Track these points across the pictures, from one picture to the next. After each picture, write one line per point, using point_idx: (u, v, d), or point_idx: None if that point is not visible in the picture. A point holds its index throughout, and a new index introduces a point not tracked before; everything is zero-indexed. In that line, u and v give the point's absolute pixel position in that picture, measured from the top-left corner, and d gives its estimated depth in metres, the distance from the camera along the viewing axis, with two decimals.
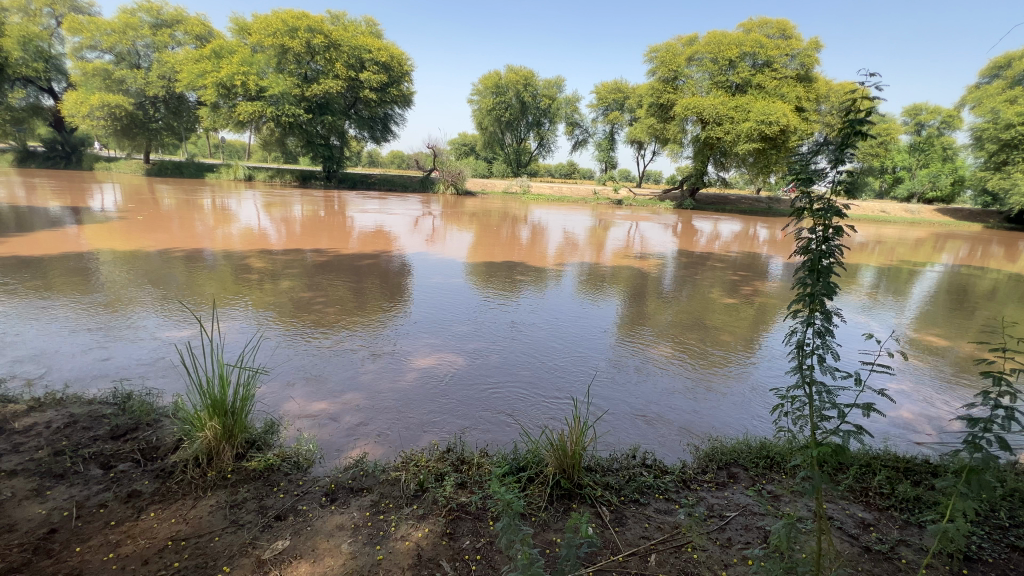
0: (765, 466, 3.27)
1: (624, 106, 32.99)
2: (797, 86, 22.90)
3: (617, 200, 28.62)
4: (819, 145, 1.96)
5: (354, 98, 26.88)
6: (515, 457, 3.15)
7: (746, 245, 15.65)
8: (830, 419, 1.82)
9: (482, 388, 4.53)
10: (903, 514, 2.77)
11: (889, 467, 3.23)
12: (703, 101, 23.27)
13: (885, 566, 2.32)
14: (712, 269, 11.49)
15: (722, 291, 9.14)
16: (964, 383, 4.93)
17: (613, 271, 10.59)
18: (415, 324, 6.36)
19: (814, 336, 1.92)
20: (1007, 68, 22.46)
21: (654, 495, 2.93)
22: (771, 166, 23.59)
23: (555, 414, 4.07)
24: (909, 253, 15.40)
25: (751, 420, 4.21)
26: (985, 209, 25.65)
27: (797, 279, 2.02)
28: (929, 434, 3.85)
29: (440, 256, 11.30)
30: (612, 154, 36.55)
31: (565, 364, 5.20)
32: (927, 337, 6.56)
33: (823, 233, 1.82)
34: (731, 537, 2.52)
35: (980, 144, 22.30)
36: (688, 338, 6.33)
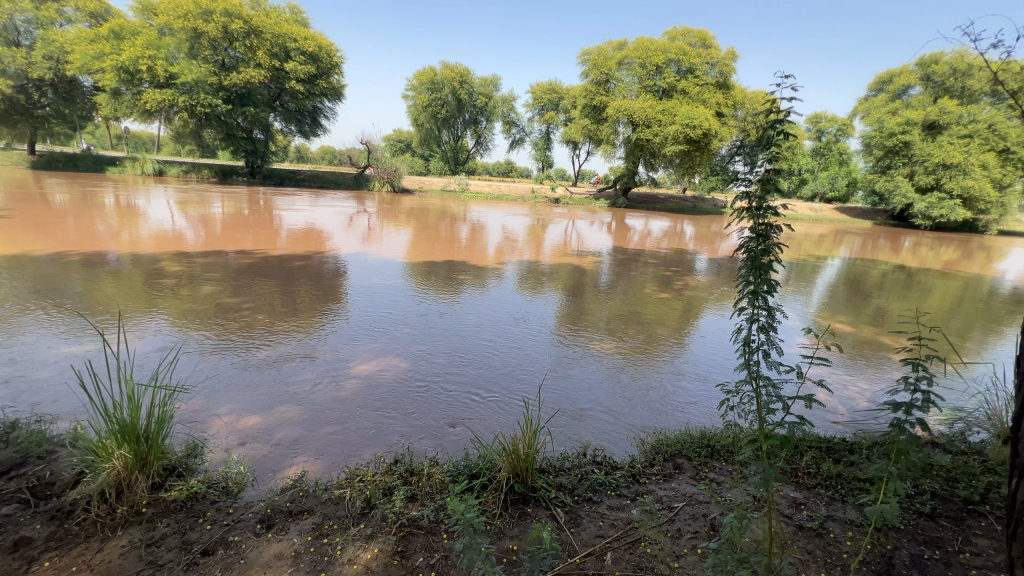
0: (707, 454, 3.42)
1: (559, 107, 33.63)
2: (716, 93, 24.45)
3: (555, 199, 29.07)
4: (739, 148, 2.03)
5: (278, 89, 25.24)
6: (465, 464, 3.05)
7: (676, 242, 16.47)
8: (776, 413, 1.88)
9: (429, 394, 4.36)
10: (829, 491, 2.98)
11: (815, 447, 3.49)
12: (633, 103, 24.22)
13: (816, 542, 2.47)
14: (646, 265, 11.94)
15: (655, 286, 9.56)
16: (868, 365, 5.48)
17: (553, 269, 10.73)
18: (355, 327, 6.07)
19: (758, 332, 1.97)
20: (889, 83, 25.93)
21: (606, 492, 2.96)
22: (696, 167, 25.03)
23: (506, 418, 4.00)
24: (815, 248, 16.90)
25: (690, 410, 4.38)
26: (874, 209, 28.79)
27: (738, 275, 2.07)
28: (842, 414, 4.23)
29: (377, 255, 10.88)
30: (549, 153, 37.08)
31: (512, 366, 5.13)
32: (838, 325, 7.18)
33: (760, 231, 1.89)
34: (680, 528, 2.59)
35: (869, 150, 24.80)
36: (628, 332, 6.54)
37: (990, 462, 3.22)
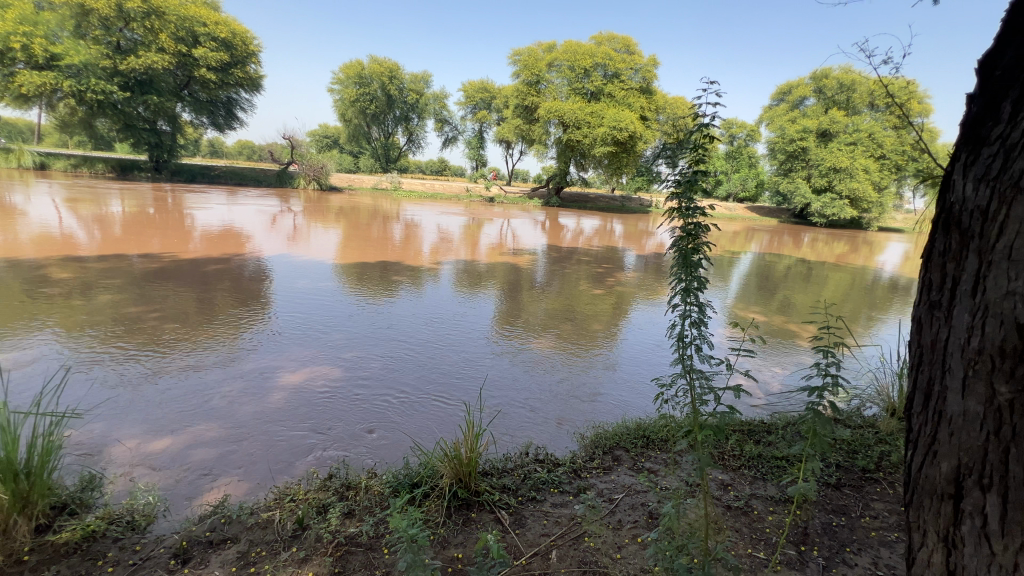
0: (642, 444, 3.56)
1: (491, 106, 33.65)
2: (640, 97, 25.65)
3: (489, 198, 29.05)
4: (662, 151, 2.09)
5: (186, 77, 23.11)
6: (405, 474, 2.95)
7: (607, 240, 17.09)
8: (709, 403, 1.99)
9: (365, 402, 4.17)
10: (752, 471, 3.21)
11: (739, 431, 3.74)
12: (563, 105, 24.81)
13: (743, 520, 2.65)
14: (579, 263, 12.27)
15: (588, 283, 9.85)
16: (779, 351, 6.00)
17: (489, 268, 10.70)
18: (282, 334, 5.69)
19: (690, 327, 2.06)
20: (789, 94, 28.61)
21: (549, 490, 2.99)
22: (623, 168, 26.00)
23: (447, 422, 3.92)
24: (730, 244, 18.22)
25: (626, 402, 4.55)
26: (778, 208, 31.58)
27: (670, 273, 2.15)
28: (760, 398, 4.59)
29: (304, 257, 10.28)
30: (482, 152, 36.99)
31: (451, 369, 5.04)
32: (752, 314, 7.80)
33: (688, 229, 1.96)
34: (621, 519, 2.67)
35: (773, 154, 27.16)
36: (565, 328, 6.68)
37: (881, 433, 3.64)
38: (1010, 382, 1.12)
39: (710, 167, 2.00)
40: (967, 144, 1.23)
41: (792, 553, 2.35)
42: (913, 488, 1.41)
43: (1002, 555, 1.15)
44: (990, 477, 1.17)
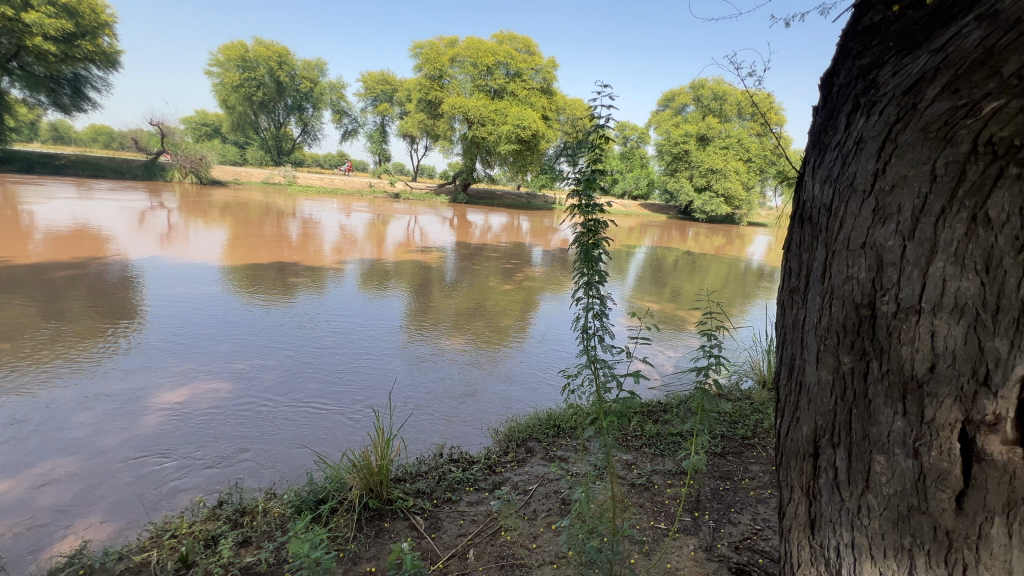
0: (553, 434, 3.69)
1: (393, 99, 32.44)
2: (541, 97, 26.44)
3: (394, 194, 28.09)
4: (562, 150, 2.14)
5: (15, 45, 19.28)
6: (310, 491, 2.75)
7: (514, 236, 17.42)
8: (612, 390, 2.11)
9: (258, 418, 3.79)
10: (651, 448, 3.48)
11: (640, 413, 4.03)
12: (467, 101, 24.76)
13: (645, 495, 2.85)
14: (488, 259, 12.35)
15: (497, 279, 9.97)
16: (670, 337, 6.59)
17: (396, 266, 10.37)
18: (156, 347, 5.00)
19: (593, 318, 2.15)
20: (672, 101, 31.36)
21: (464, 489, 2.97)
22: (527, 166, 26.72)
23: (356, 430, 3.73)
24: (627, 239, 19.57)
25: (538, 394, 4.69)
26: (667, 205, 34.49)
27: (573, 268, 2.22)
28: (657, 379, 5.03)
29: (182, 259, 9.12)
30: (385, 146, 35.59)
31: (359, 374, 4.78)
32: (648, 304, 8.45)
33: (588, 225, 2.05)
34: (536, 509, 2.73)
35: (661, 156, 29.57)
36: (476, 325, 6.71)
37: (755, 403, 4.15)
38: (853, 352, 1.30)
39: (606, 167, 2.09)
40: (816, 147, 1.41)
41: (688, 520, 2.59)
42: (780, 450, 1.60)
43: (847, 500, 1.35)
44: (839, 435, 1.36)
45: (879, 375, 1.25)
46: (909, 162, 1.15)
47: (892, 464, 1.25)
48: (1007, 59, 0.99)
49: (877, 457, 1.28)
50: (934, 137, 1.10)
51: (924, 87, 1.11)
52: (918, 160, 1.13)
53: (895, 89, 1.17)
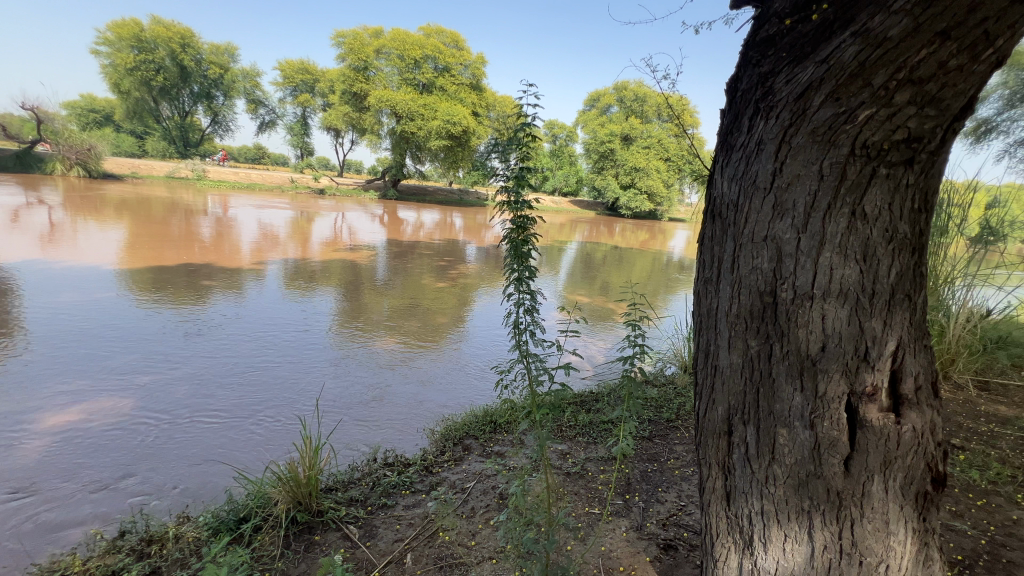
0: (490, 430, 3.70)
1: (314, 90, 30.76)
2: (471, 93, 26.31)
3: (319, 189, 26.66)
4: (492, 146, 2.12)
5: None
6: (229, 510, 2.54)
7: (447, 233, 17.24)
8: (544, 383, 2.15)
9: (154, 438, 3.40)
10: (585, 437, 3.59)
11: (573, 403, 4.14)
12: (394, 95, 24.02)
13: (580, 483, 2.94)
14: (421, 257, 12.09)
15: (431, 277, 9.81)
16: (601, 328, 6.86)
17: (323, 266, 9.88)
18: (38, 363, 4.39)
19: (524, 314, 2.17)
20: (597, 101, 32.55)
21: (400, 493, 2.89)
22: (459, 162, 26.47)
23: (282, 440, 3.51)
24: (558, 234, 20.05)
25: (475, 390, 4.69)
26: (595, 202, 35.74)
27: (504, 264, 2.23)
28: (589, 370, 5.21)
29: (69, 262, 8.07)
30: (307, 139, 33.58)
31: (284, 381, 4.49)
32: (579, 298, 8.71)
33: (517, 223, 2.06)
34: (474, 506, 2.72)
35: (589, 154, 30.55)
36: (410, 324, 6.58)
37: (678, 387, 4.44)
38: (758, 336, 1.41)
39: (534, 164, 2.11)
40: (722, 147, 1.51)
41: (620, 503, 2.71)
42: (699, 431, 1.70)
43: (757, 471, 1.47)
44: (748, 413, 1.48)
45: (781, 355, 1.37)
46: (800, 163, 1.27)
47: (793, 436, 1.38)
48: (877, 72, 1.13)
49: (780, 430, 1.41)
50: (821, 139, 1.23)
51: (812, 94, 1.22)
52: (808, 161, 1.26)
53: (788, 95, 1.27)
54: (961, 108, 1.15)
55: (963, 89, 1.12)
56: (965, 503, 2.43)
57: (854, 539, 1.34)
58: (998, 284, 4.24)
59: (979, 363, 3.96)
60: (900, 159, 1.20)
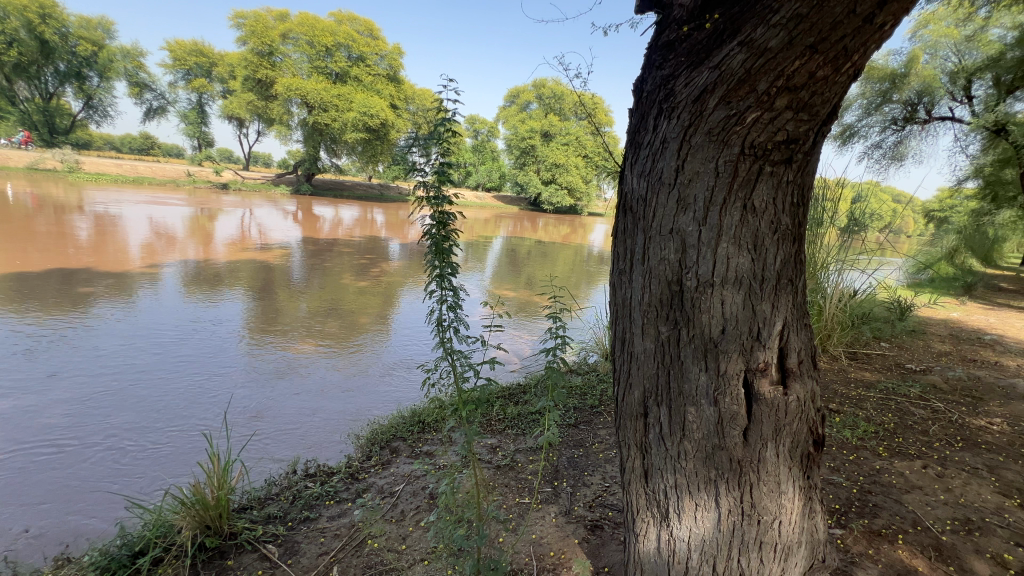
0: (418, 430, 3.64)
1: (211, 74, 27.97)
2: (388, 85, 25.41)
3: (221, 184, 24.34)
4: (411, 139, 2.03)
5: None
6: (120, 545, 2.25)
7: (368, 229, 16.59)
8: (470, 379, 2.15)
9: (10, 476, 2.91)
10: (514, 429, 3.65)
11: (501, 397, 4.19)
12: (304, 83, 22.55)
13: (510, 474, 2.98)
14: (340, 255, 11.52)
15: (352, 276, 9.39)
16: (526, 322, 7.00)
17: (229, 267, 9.08)
18: None
19: (448, 311, 2.15)
20: (518, 98, 33.16)
21: (324, 504, 2.75)
22: (378, 156, 25.48)
23: (183, 462, 3.18)
24: (483, 230, 20.08)
25: (401, 391, 4.58)
26: (518, 197, 36.21)
27: (426, 261, 2.18)
28: (516, 364, 5.31)
29: None
30: (205, 129, 30.50)
31: (185, 396, 4.07)
32: (506, 292, 8.78)
33: (439, 218, 2.02)
34: (403, 510, 2.66)
35: (511, 150, 30.89)
36: (330, 326, 6.27)
37: (600, 374, 4.66)
38: (668, 323, 1.51)
39: (454, 160, 2.06)
40: (632, 145, 1.58)
41: (549, 490, 2.79)
42: (619, 415, 1.78)
43: (671, 448, 1.57)
44: (661, 395, 1.57)
45: (690, 339, 1.47)
46: (699, 160, 1.37)
47: (700, 413, 1.50)
48: (759, 80, 1.24)
49: (689, 408, 1.52)
50: (716, 138, 1.33)
51: (707, 97, 1.32)
52: (706, 159, 1.36)
53: (687, 97, 1.36)
54: (827, 114, 1.31)
55: (829, 97, 1.27)
56: (841, 458, 2.81)
57: (751, 500, 1.50)
58: (862, 267, 4.91)
59: (849, 337, 4.59)
60: (781, 158, 1.33)
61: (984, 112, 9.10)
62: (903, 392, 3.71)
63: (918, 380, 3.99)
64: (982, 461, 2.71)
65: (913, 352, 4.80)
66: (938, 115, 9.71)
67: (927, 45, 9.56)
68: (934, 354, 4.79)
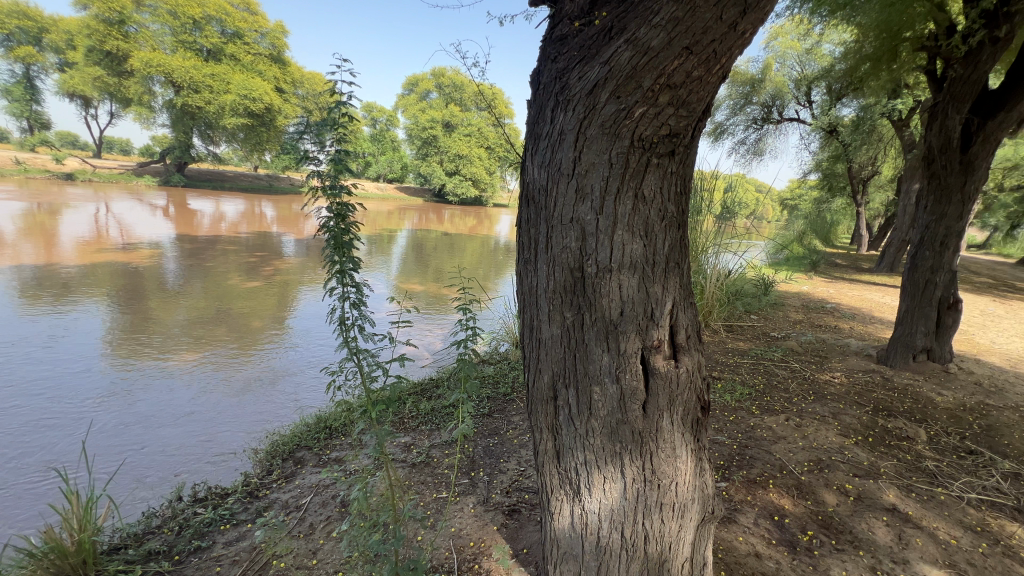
0: (325, 436, 3.43)
1: (42, 42, 23.34)
2: (272, 66, 23.19)
3: (64, 174, 20.56)
4: (303, 126, 1.87)
5: None
6: None
7: (257, 224, 15.13)
8: (378, 379, 2.05)
9: None
10: (427, 425, 3.59)
11: (414, 393, 4.12)
12: (168, 59, 19.79)
13: (426, 471, 2.93)
14: (224, 253, 10.38)
15: (239, 276, 8.53)
16: (437, 315, 6.91)
17: (83, 271, 7.75)
18: None
19: (351, 309, 2.03)
20: (417, 87, 32.31)
21: (219, 529, 2.48)
22: (264, 144, 23.24)
23: (32, 506, 2.68)
24: (387, 222, 19.30)
25: (304, 395, 4.29)
26: (421, 189, 35.28)
27: (324, 256, 2.04)
28: (427, 358, 5.24)
29: None
30: (38, 108, 25.51)
31: (30, 428, 3.43)
32: (413, 286, 8.56)
33: (337, 210, 1.89)
34: (312, 522, 2.49)
35: (413, 140, 29.98)
36: (217, 332, 5.65)
37: (511, 362, 4.76)
38: (572, 309, 1.57)
39: (351, 148, 1.94)
40: (532, 136, 1.61)
41: (466, 481, 2.79)
42: (531, 400, 1.83)
43: (581, 426, 1.65)
44: (568, 377, 1.64)
45: (594, 320, 1.54)
46: (593, 152, 1.44)
47: (605, 392, 1.59)
48: (645, 76, 1.33)
49: (594, 388, 1.60)
50: (608, 131, 1.40)
51: (599, 91, 1.38)
52: (601, 151, 1.43)
53: (581, 90, 1.42)
54: (703, 111, 1.43)
55: (702, 95, 1.39)
56: (723, 419, 3.16)
57: (652, 466, 1.63)
58: (734, 250, 5.55)
59: (725, 312, 5.19)
60: (666, 151, 1.44)
61: (821, 116, 10.78)
62: (769, 357, 4.28)
63: (779, 345, 4.64)
64: (829, 409, 3.22)
65: (774, 322, 5.57)
66: (787, 117, 11.30)
67: (778, 55, 10.96)
68: (791, 322, 5.61)
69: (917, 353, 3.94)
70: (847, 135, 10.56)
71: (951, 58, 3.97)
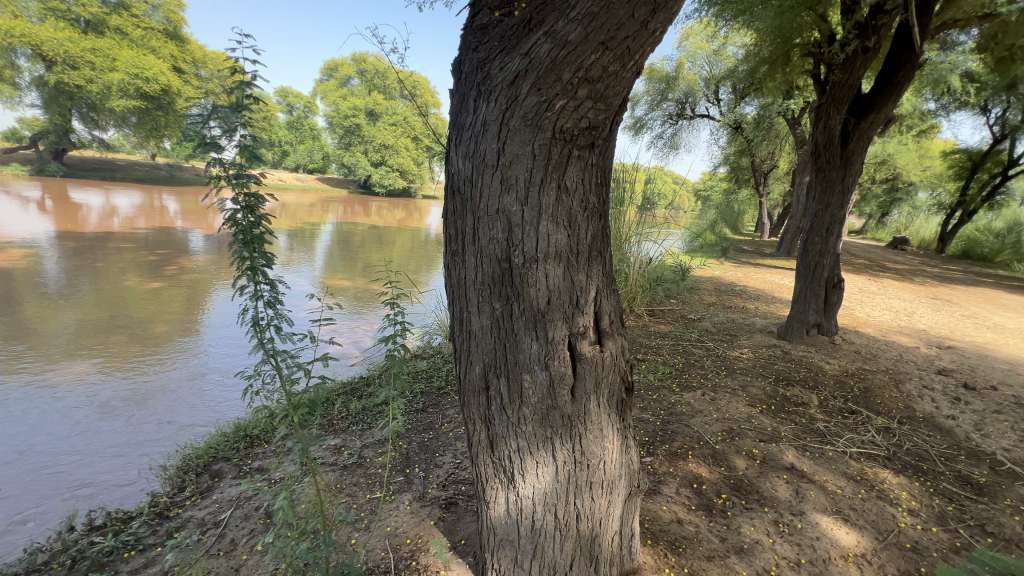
0: (245, 445, 3.21)
1: None
2: (167, 43, 20.88)
3: None
4: (205, 110, 1.70)
5: None
6: None
7: (158, 219, 13.67)
8: (299, 380, 1.94)
9: None
10: (358, 425, 3.46)
11: (343, 393, 3.96)
12: (35, 29, 17.17)
13: (359, 472, 2.84)
14: (117, 251, 9.25)
15: (137, 276, 7.68)
16: (365, 311, 6.66)
17: None
18: None
19: (265, 308, 1.90)
20: (336, 72, 30.73)
21: (121, 557, 2.24)
22: (162, 129, 20.92)
23: None
24: (308, 215, 18.18)
25: (219, 403, 3.97)
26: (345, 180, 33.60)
27: (232, 253, 1.88)
28: (355, 356, 5.05)
29: None
30: None
31: None
32: (340, 282, 8.18)
33: (246, 202, 1.74)
34: (233, 538, 2.32)
35: (334, 128, 28.48)
36: (111, 340, 5.07)
37: (444, 354, 4.72)
38: (500, 299, 1.58)
39: (260, 136, 1.79)
40: (455, 127, 1.59)
41: (400, 479, 2.74)
42: (463, 391, 1.82)
43: (513, 414, 1.67)
44: (499, 367, 1.66)
45: (522, 309, 1.56)
46: (517, 143, 1.44)
47: (535, 378, 1.62)
48: (563, 69, 1.35)
49: (525, 375, 1.63)
50: (531, 122, 1.41)
51: (520, 83, 1.39)
52: (524, 141, 1.44)
53: (502, 81, 1.41)
54: (618, 105, 1.49)
55: (618, 90, 1.45)
56: (648, 398, 3.36)
57: (581, 447, 1.69)
58: (654, 239, 5.87)
59: (647, 297, 5.48)
60: (586, 143, 1.49)
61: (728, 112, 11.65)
62: (687, 338, 4.59)
63: (695, 327, 4.99)
64: (738, 383, 3.53)
65: (691, 305, 5.98)
66: (698, 113, 12.08)
67: (689, 54, 11.68)
68: (705, 305, 6.06)
69: (810, 328, 4.43)
70: (751, 131, 11.51)
71: (831, 64, 4.44)
